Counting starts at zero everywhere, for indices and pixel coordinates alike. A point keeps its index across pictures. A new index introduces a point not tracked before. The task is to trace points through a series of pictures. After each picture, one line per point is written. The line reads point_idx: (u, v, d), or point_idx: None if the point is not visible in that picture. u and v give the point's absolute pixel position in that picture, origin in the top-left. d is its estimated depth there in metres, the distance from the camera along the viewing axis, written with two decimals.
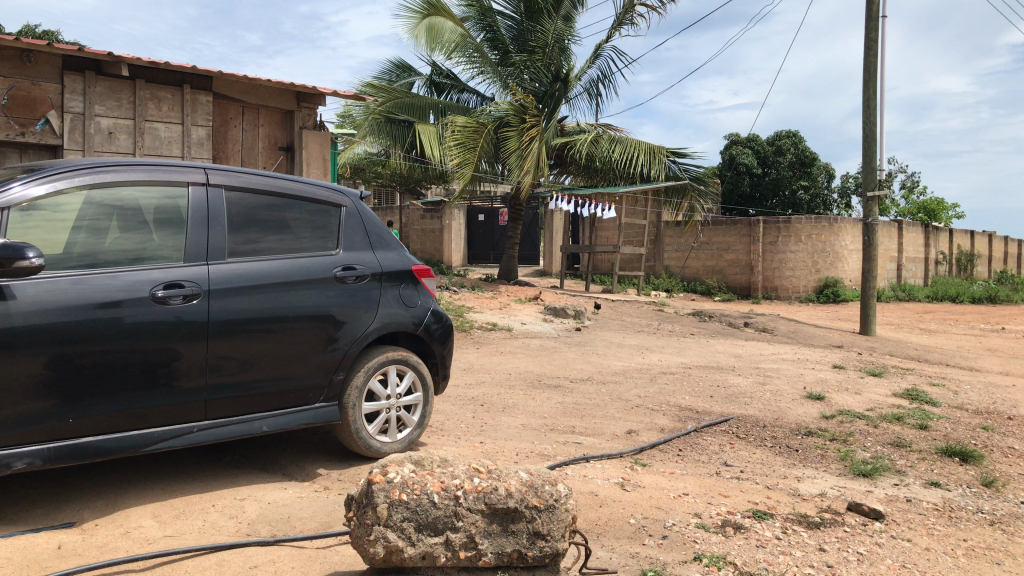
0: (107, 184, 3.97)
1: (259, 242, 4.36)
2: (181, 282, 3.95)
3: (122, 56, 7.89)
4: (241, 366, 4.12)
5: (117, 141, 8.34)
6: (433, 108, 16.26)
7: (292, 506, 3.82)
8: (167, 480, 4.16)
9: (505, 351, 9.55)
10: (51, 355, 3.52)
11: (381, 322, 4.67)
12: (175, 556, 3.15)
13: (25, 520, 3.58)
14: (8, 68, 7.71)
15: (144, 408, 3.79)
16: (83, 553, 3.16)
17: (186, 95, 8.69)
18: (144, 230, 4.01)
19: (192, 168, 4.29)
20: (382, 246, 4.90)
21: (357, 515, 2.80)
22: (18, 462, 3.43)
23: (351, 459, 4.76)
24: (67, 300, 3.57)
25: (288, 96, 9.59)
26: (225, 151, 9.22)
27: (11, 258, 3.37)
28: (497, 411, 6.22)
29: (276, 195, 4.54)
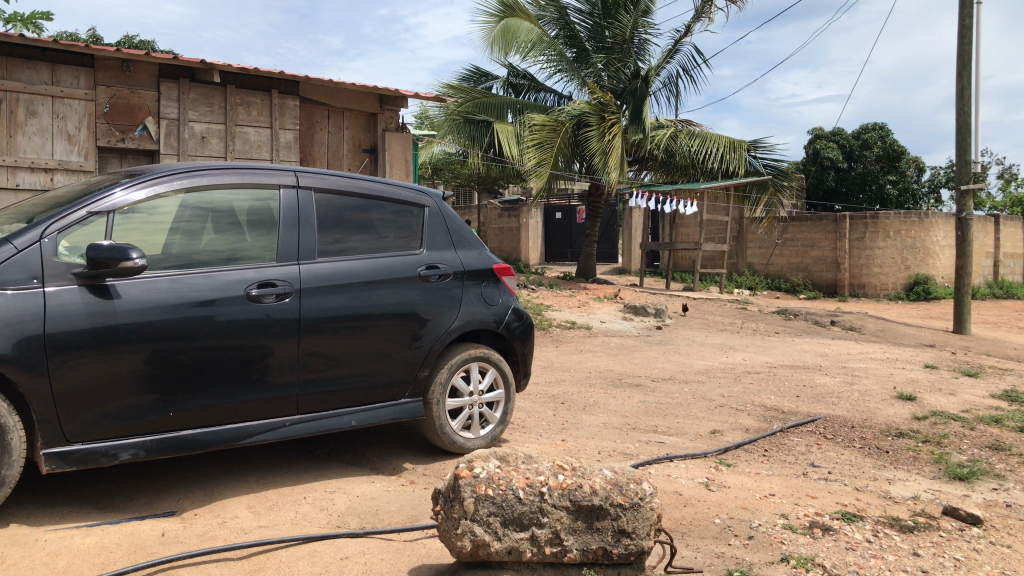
0: (202, 187, 4.12)
1: (347, 242, 4.47)
2: (274, 280, 4.09)
3: (216, 63, 8.16)
4: (330, 362, 4.23)
5: (210, 146, 8.65)
6: (512, 108, 16.32)
7: (380, 499, 3.91)
8: (260, 473, 4.31)
9: (585, 349, 9.54)
10: (152, 351, 3.68)
11: (464, 320, 4.73)
12: (271, 546, 3.26)
13: (130, 508, 3.77)
14: (109, 78, 8.08)
15: (240, 402, 3.93)
16: (185, 541, 3.30)
17: (275, 100, 8.96)
18: (238, 232, 4.15)
19: (283, 171, 4.43)
20: (464, 245, 4.96)
21: (444, 509, 2.85)
22: (124, 453, 3.61)
23: (436, 454, 4.85)
24: (167, 298, 3.74)
25: (372, 99, 9.76)
26: (311, 153, 9.47)
27: (116, 258, 3.53)
28: (579, 409, 6.23)
29: (361, 197, 4.64)
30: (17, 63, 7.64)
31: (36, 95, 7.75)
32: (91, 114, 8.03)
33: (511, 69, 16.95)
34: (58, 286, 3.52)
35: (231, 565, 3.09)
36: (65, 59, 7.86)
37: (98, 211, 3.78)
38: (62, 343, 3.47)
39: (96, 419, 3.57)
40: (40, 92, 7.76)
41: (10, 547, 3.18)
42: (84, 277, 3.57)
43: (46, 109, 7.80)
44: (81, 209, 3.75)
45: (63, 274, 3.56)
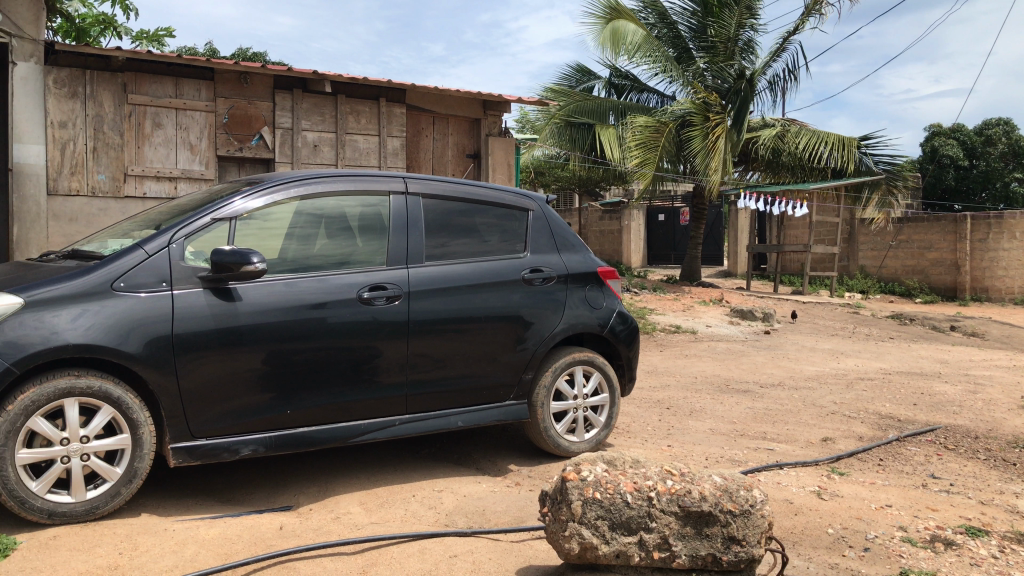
0: (315, 194, 4.27)
1: (453, 245, 4.55)
2: (384, 284, 4.20)
3: (327, 74, 8.42)
4: (437, 363, 4.32)
5: (322, 153, 8.97)
6: (614, 110, 16.23)
7: (487, 500, 3.97)
8: (371, 470, 4.43)
9: (690, 354, 9.39)
10: (270, 351, 3.84)
11: (568, 323, 4.75)
12: (383, 542, 3.36)
13: (250, 502, 3.93)
14: (229, 90, 8.45)
15: (351, 401, 4.06)
16: (302, 535, 3.43)
17: (382, 108, 9.21)
18: (350, 237, 4.28)
19: (393, 178, 4.55)
20: (568, 249, 4.97)
21: (552, 511, 2.88)
22: (245, 448, 3.78)
23: (541, 457, 4.88)
24: (283, 301, 3.89)
25: (476, 105, 9.89)
26: (417, 160, 9.67)
27: (238, 262, 3.70)
28: (685, 415, 6.15)
29: (466, 202, 4.72)
30: (145, 78, 8.05)
31: (162, 108, 8.15)
32: (212, 125, 8.40)
33: (613, 70, 16.85)
34: (185, 289, 3.72)
35: (345, 560, 3.19)
36: (188, 73, 8.25)
37: (221, 218, 3.97)
38: (188, 343, 3.66)
39: (220, 415, 3.75)
40: (165, 105, 8.15)
41: (143, 535, 3.38)
42: (208, 281, 3.76)
43: (171, 121, 8.20)
44: (206, 216, 3.94)
45: (190, 277, 3.75)
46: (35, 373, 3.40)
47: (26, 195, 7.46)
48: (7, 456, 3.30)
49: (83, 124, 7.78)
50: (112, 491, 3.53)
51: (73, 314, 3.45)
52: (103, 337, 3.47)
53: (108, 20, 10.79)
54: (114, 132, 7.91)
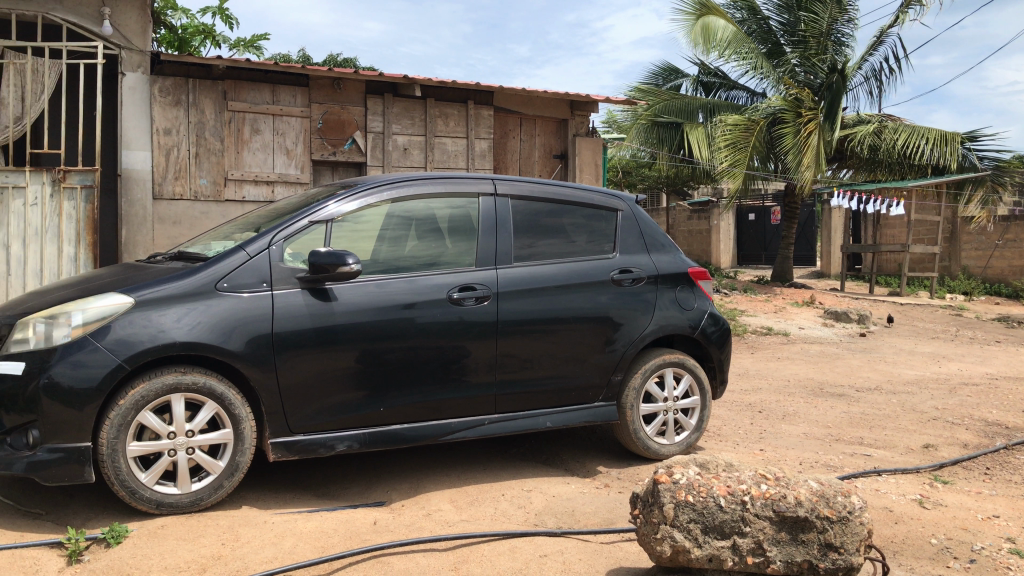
0: (406, 197, 4.35)
1: (541, 246, 4.56)
2: (474, 284, 4.25)
3: (416, 78, 8.55)
4: (525, 364, 4.35)
5: (411, 156, 9.12)
6: (703, 108, 15.98)
7: (576, 500, 3.97)
8: (461, 468, 4.49)
9: (782, 357, 9.18)
10: (363, 350, 3.93)
11: (658, 324, 4.71)
12: (473, 540, 3.40)
13: (345, 496, 4.04)
14: (323, 95, 8.68)
15: (441, 400, 4.13)
16: (395, 530, 3.51)
17: (471, 110, 9.30)
18: (440, 239, 4.35)
19: (482, 180, 4.60)
20: (658, 249, 4.92)
21: (644, 513, 2.88)
22: (340, 444, 3.89)
23: (630, 459, 4.86)
24: (376, 301, 3.98)
25: (563, 105, 9.89)
26: (504, 161, 9.75)
27: (334, 263, 3.81)
28: (778, 419, 6.03)
29: (555, 203, 4.73)
30: (244, 86, 8.33)
31: (260, 114, 8.42)
32: (306, 130, 8.63)
33: (701, 67, 16.59)
34: (283, 289, 3.84)
35: (437, 556, 3.25)
36: (284, 80, 8.50)
37: (317, 220, 4.08)
38: (286, 342, 3.78)
39: (317, 412, 3.86)
40: (263, 112, 8.42)
41: (245, 526, 3.50)
42: (306, 281, 3.88)
43: (268, 126, 8.46)
44: (303, 218, 4.06)
45: (288, 278, 3.88)
46: (145, 369, 3.57)
47: (134, 199, 7.84)
48: (118, 448, 3.48)
49: (186, 131, 8.09)
50: (215, 484, 3.68)
51: (179, 313, 3.61)
52: (207, 336, 3.62)
53: (209, 30, 11.18)
54: (215, 138, 8.22)
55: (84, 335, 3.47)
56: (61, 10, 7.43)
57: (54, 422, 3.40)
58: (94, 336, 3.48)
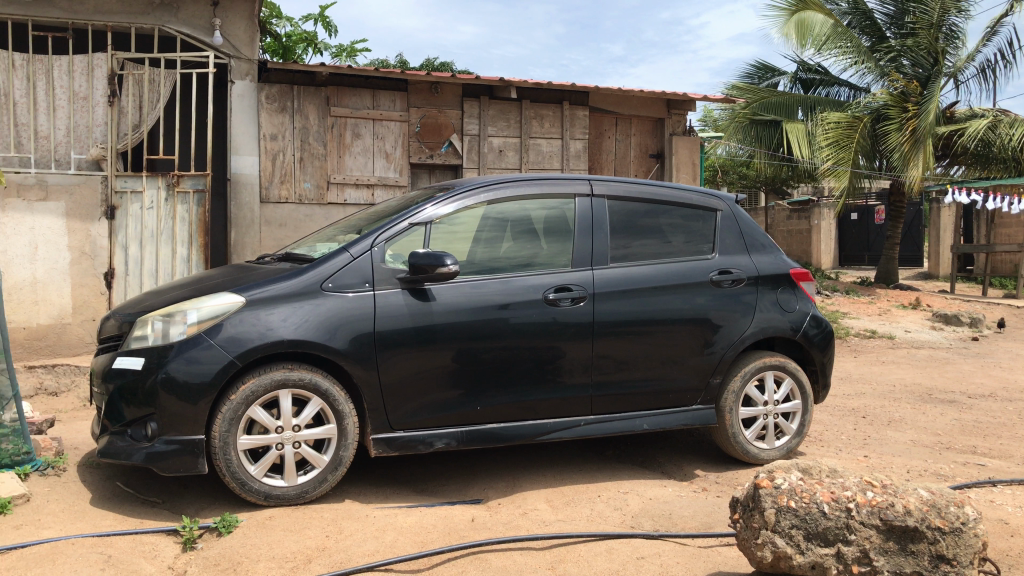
0: (504, 199, 4.40)
1: (637, 246, 4.54)
2: (570, 285, 4.26)
3: (512, 81, 8.61)
4: (621, 365, 4.34)
5: (507, 158, 9.20)
6: (802, 105, 15.58)
7: (673, 504, 3.93)
8: (557, 469, 4.51)
9: (888, 360, 8.86)
10: (460, 350, 3.99)
11: (758, 327, 4.63)
12: (570, 540, 3.41)
13: (443, 493, 4.11)
14: (421, 99, 8.85)
15: (536, 400, 4.16)
16: (493, 528, 3.55)
17: (566, 111, 9.32)
18: (536, 240, 4.38)
19: (579, 181, 4.61)
20: (758, 250, 4.82)
21: (744, 518, 2.85)
22: (439, 442, 3.97)
23: (728, 464, 4.79)
24: (473, 302, 4.04)
25: (659, 104, 9.82)
26: (600, 161, 9.74)
27: (433, 264, 3.88)
28: (883, 424, 5.83)
29: (652, 203, 4.69)
30: (346, 91, 8.56)
31: (361, 119, 8.63)
32: (405, 133, 8.81)
33: (801, 63, 16.18)
34: (385, 290, 3.94)
35: (534, 555, 3.27)
36: (384, 85, 8.70)
37: (417, 223, 4.16)
38: (387, 341, 3.87)
39: (416, 409, 3.94)
40: (363, 116, 8.63)
41: (348, 520, 3.61)
42: (406, 282, 3.97)
43: (368, 131, 8.67)
44: (402, 221, 4.15)
45: (389, 279, 3.97)
46: (255, 365, 3.73)
47: (242, 203, 8.02)
48: (229, 441, 3.64)
49: (291, 136, 8.37)
50: (320, 478, 3.80)
51: (286, 312, 3.74)
52: (313, 334, 3.74)
53: (312, 38, 11.48)
54: (318, 143, 8.47)
55: (199, 333, 3.64)
56: (175, 22, 7.65)
57: (171, 415, 3.58)
58: (208, 333, 3.64)
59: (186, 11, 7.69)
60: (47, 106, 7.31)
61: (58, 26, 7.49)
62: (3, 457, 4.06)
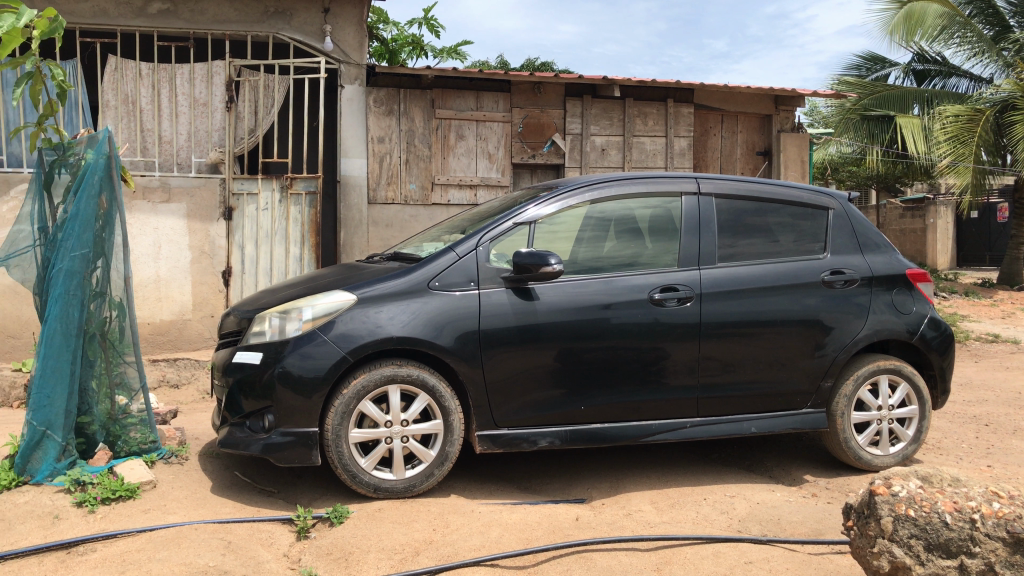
0: (608, 198, 4.38)
1: (744, 245, 4.45)
2: (676, 285, 4.22)
3: (616, 79, 8.57)
4: (727, 367, 4.27)
5: (609, 157, 9.16)
6: (918, 99, 14.94)
7: (782, 509, 3.85)
8: (661, 470, 4.47)
9: (1012, 366, 8.42)
10: (563, 349, 4.01)
11: (872, 329, 4.48)
12: (676, 543, 3.38)
13: (547, 491, 4.13)
14: (524, 100, 8.92)
15: (640, 401, 4.14)
16: (598, 527, 3.55)
17: (670, 109, 9.22)
18: (641, 240, 4.35)
19: (685, 179, 4.55)
20: (873, 249, 4.65)
21: (859, 525, 2.78)
22: (542, 440, 4.00)
23: (839, 469, 4.65)
24: (578, 301, 4.05)
25: (767, 100, 9.62)
26: (704, 159, 9.61)
27: (537, 263, 3.91)
28: (1008, 433, 5.55)
29: (761, 201, 4.59)
30: (451, 93, 8.69)
31: (465, 121, 8.74)
32: (508, 134, 8.88)
33: (916, 54, 15.55)
34: (490, 289, 3.99)
35: (640, 556, 3.26)
36: (487, 86, 8.78)
37: (521, 222, 4.20)
38: (492, 339, 3.92)
39: (520, 407, 3.98)
40: (468, 118, 8.73)
41: (454, 514, 3.67)
42: (510, 281, 4.01)
43: (472, 132, 8.77)
44: (507, 221, 4.19)
45: (494, 278, 4.02)
46: (365, 361, 3.83)
47: (351, 204, 8.26)
48: (341, 433, 3.76)
49: (398, 139, 8.53)
50: (427, 472, 3.88)
51: (393, 310, 3.83)
52: (421, 331, 3.82)
53: (417, 41, 11.70)
54: (424, 145, 8.61)
55: (313, 329, 3.77)
56: (288, 29, 7.95)
57: (287, 407, 3.72)
58: (322, 330, 3.76)
59: (299, 18, 7.96)
60: (170, 112, 7.68)
61: (180, 35, 7.87)
62: (132, 445, 4.31)
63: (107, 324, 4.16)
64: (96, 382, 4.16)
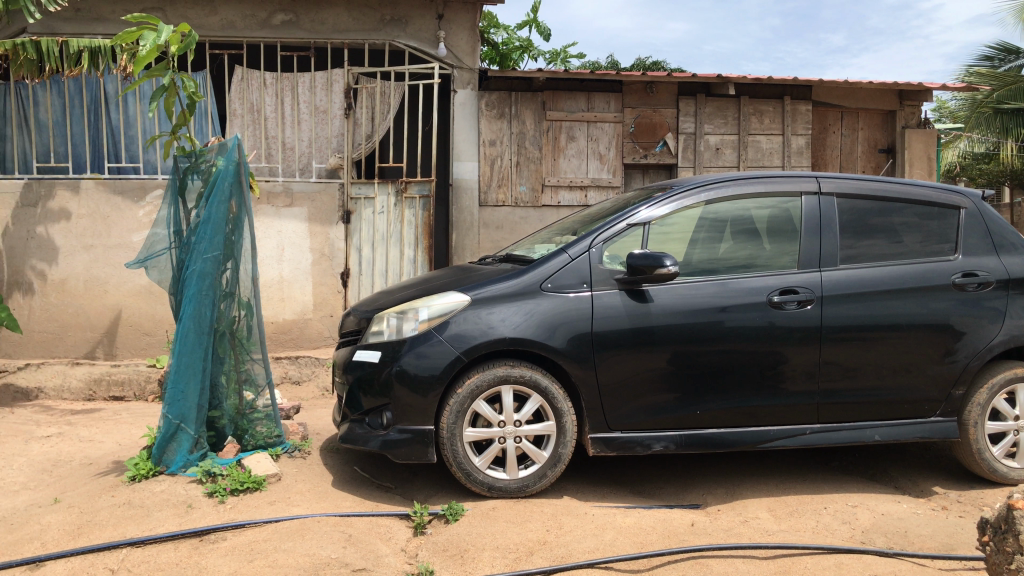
0: (724, 198, 4.30)
1: (866, 246, 4.28)
2: (796, 287, 4.11)
3: (730, 77, 8.40)
4: (850, 372, 4.12)
5: (724, 156, 8.99)
6: None
7: (909, 521, 3.69)
8: (779, 478, 4.35)
9: None
10: (677, 352, 3.96)
11: (1008, 335, 4.24)
12: (796, 552, 3.29)
13: (661, 496, 4.09)
14: (636, 100, 8.85)
15: (756, 406, 4.05)
16: (713, 534, 3.49)
17: (787, 106, 8.98)
18: (758, 242, 4.25)
19: (805, 178, 4.42)
20: (1009, 250, 4.40)
21: (995, 541, 2.66)
22: (657, 444, 3.97)
23: (971, 482, 4.42)
24: (693, 304, 3.99)
25: (891, 95, 9.24)
26: (823, 157, 9.31)
27: (651, 265, 3.88)
28: None
29: (886, 200, 4.41)
30: (562, 95, 8.69)
31: (576, 122, 8.74)
32: (620, 134, 8.83)
33: None
34: (603, 290, 3.98)
35: (758, 564, 3.19)
36: (599, 87, 8.75)
37: (634, 224, 4.18)
38: (605, 341, 3.91)
39: (634, 410, 3.96)
40: (579, 119, 8.73)
41: (567, 516, 3.68)
42: (624, 283, 3.99)
43: (583, 133, 8.76)
44: (621, 222, 4.17)
45: (607, 279, 4.01)
46: (479, 361, 3.89)
47: (463, 207, 8.38)
48: (456, 432, 3.83)
49: (509, 142, 8.61)
50: (540, 473, 3.90)
51: (506, 311, 3.87)
52: (534, 332, 3.85)
53: (527, 44, 11.76)
54: (535, 147, 8.66)
55: (430, 329, 3.85)
56: (404, 36, 8.14)
57: (404, 405, 3.82)
58: (438, 330, 3.84)
59: (414, 25, 8.14)
60: (292, 120, 7.99)
61: (302, 45, 8.17)
62: (259, 439, 4.50)
63: (236, 323, 4.36)
64: (225, 377, 4.37)
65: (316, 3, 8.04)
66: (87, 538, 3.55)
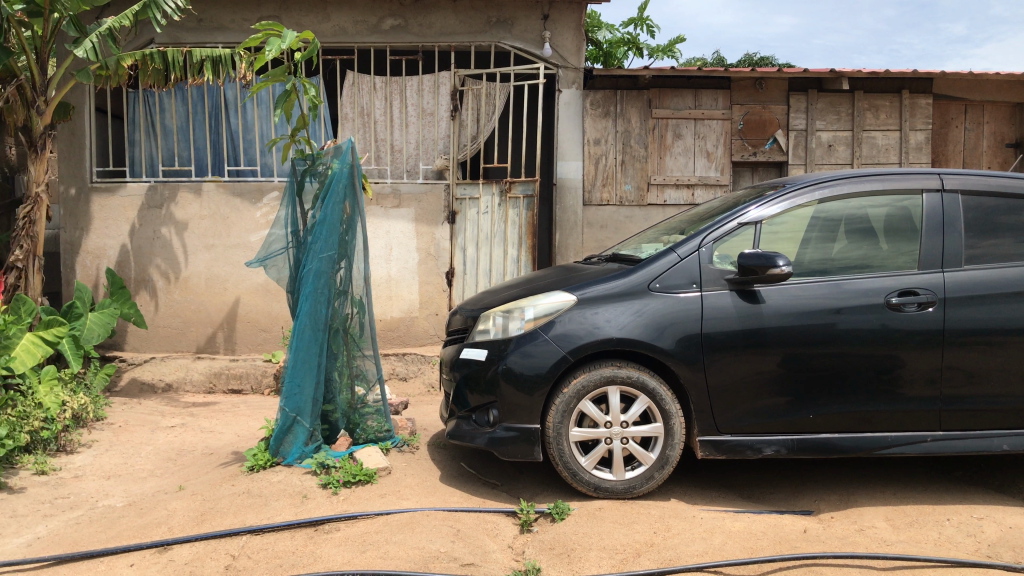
0: (840, 196, 4.17)
1: (994, 245, 4.07)
2: (916, 289, 3.94)
3: (845, 71, 8.12)
4: (975, 378, 3.93)
5: (837, 153, 8.71)
6: None
7: None
8: (896, 486, 4.19)
9: None
10: (789, 355, 3.86)
11: None
12: (915, 563, 3.17)
13: (772, 501, 4.00)
14: (744, 96, 8.65)
15: (873, 412, 3.91)
16: (827, 541, 3.39)
17: (905, 100, 8.62)
18: (875, 241, 4.11)
19: (927, 175, 4.24)
20: None
21: None
22: (768, 448, 3.90)
23: None
24: (806, 305, 3.89)
25: (1020, 87, 8.76)
26: (944, 153, 8.91)
27: (763, 264, 3.80)
28: None
29: (1015, 197, 4.19)
30: (669, 93, 8.59)
31: (682, 119, 8.61)
32: (728, 132, 8.65)
33: None
34: (713, 290, 3.92)
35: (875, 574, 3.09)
36: (706, 84, 8.61)
37: (745, 223, 4.10)
38: (714, 343, 3.85)
39: (744, 413, 3.89)
40: (686, 117, 8.61)
41: (675, 518, 3.64)
42: (735, 283, 3.92)
43: (690, 131, 8.62)
44: (731, 222, 4.11)
45: (717, 280, 3.95)
46: (585, 361, 3.89)
47: (567, 206, 8.38)
48: (562, 432, 3.84)
49: (615, 141, 8.57)
50: (648, 474, 3.87)
51: (613, 312, 3.86)
52: (642, 333, 3.83)
53: (633, 41, 11.65)
54: (640, 145, 8.58)
55: (536, 328, 3.88)
56: (510, 37, 8.19)
57: (510, 403, 3.86)
58: (544, 329, 3.87)
59: (519, 26, 8.19)
60: (400, 122, 8.17)
61: (410, 49, 8.34)
62: (369, 433, 4.64)
63: (349, 319, 4.51)
64: (339, 373, 4.51)
65: (424, 7, 8.19)
66: (209, 524, 3.72)
